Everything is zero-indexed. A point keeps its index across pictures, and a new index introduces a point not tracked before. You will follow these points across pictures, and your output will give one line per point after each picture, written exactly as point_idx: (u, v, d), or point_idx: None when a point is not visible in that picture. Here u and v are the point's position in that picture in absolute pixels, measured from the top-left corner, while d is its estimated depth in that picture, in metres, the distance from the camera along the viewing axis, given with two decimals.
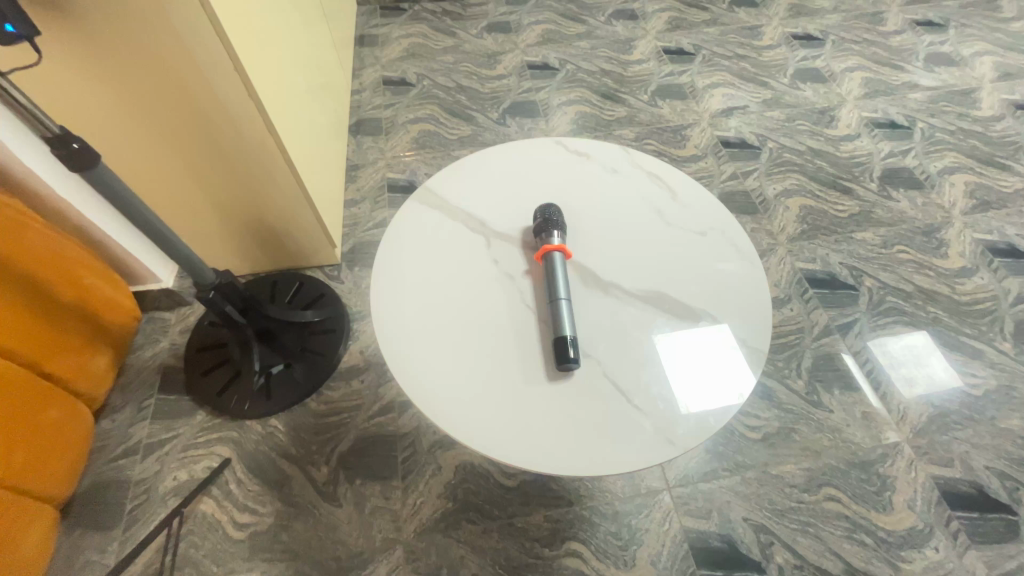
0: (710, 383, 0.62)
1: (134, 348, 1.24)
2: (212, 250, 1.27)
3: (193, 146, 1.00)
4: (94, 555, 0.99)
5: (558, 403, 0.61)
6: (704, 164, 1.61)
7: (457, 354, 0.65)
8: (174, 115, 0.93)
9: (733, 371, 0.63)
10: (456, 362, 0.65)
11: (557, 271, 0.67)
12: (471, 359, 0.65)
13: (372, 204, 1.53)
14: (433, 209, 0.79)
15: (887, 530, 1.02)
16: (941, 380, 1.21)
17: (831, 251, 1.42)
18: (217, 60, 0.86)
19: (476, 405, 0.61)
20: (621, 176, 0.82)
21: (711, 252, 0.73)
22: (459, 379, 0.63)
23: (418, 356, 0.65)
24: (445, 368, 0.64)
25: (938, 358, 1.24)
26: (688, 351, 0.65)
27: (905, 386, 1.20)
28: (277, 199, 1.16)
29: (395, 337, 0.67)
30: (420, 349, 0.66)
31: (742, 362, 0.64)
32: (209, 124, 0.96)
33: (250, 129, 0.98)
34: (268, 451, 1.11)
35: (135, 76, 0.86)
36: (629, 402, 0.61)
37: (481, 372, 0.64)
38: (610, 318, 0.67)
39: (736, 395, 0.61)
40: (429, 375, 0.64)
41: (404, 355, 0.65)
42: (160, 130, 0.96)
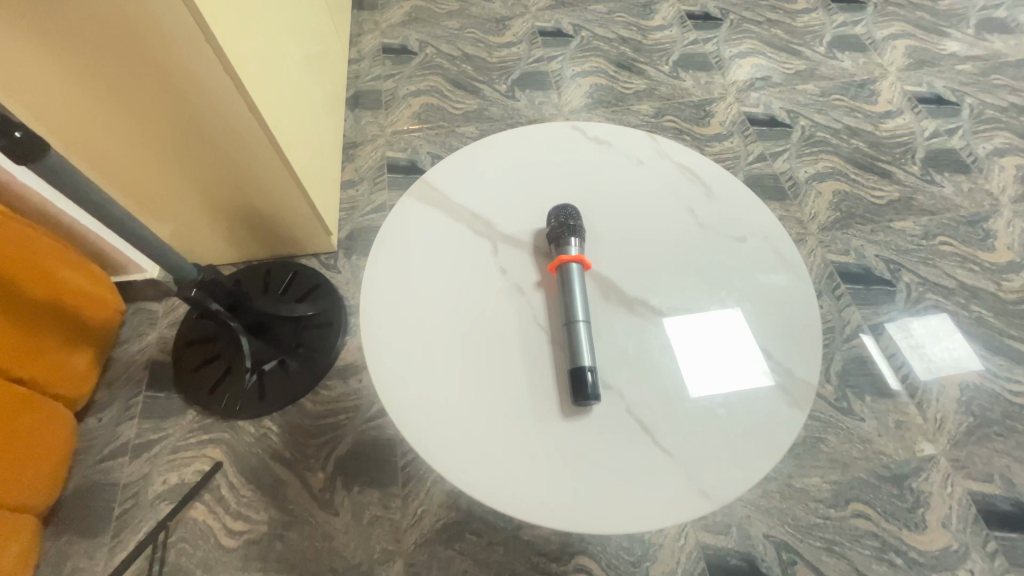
0: (746, 417, 0.54)
1: (121, 341, 1.18)
2: (198, 238, 1.18)
3: (169, 131, 0.90)
4: (83, 562, 0.95)
5: (573, 445, 0.53)
6: (730, 144, 1.48)
7: (456, 378, 0.57)
8: (144, 95, 0.83)
9: (777, 407, 0.54)
10: (454, 388, 0.57)
11: (574, 286, 0.58)
12: (472, 388, 0.57)
13: (371, 186, 1.42)
14: (434, 207, 0.69)
15: (919, 551, 0.95)
16: (964, 361, 1.15)
17: (867, 242, 1.31)
18: (194, 42, 0.76)
19: (476, 445, 0.53)
20: (648, 169, 0.72)
21: (752, 262, 0.64)
22: (456, 409, 0.55)
23: (410, 380, 0.57)
24: (441, 394, 0.56)
25: (959, 338, 1.18)
26: (702, 347, 0.58)
27: (922, 367, 1.14)
28: (265, 187, 1.06)
29: (385, 356, 0.59)
30: (413, 372, 0.58)
31: (789, 398, 0.55)
32: (184, 106, 0.85)
33: (232, 112, 0.88)
34: (261, 455, 1.05)
35: (98, 53, 0.76)
36: (655, 445, 0.53)
37: (483, 400, 0.56)
38: (635, 341, 0.58)
39: (780, 437, 0.53)
40: (423, 404, 0.56)
41: (395, 381, 0.57)
42: (129, 112, 0.86)
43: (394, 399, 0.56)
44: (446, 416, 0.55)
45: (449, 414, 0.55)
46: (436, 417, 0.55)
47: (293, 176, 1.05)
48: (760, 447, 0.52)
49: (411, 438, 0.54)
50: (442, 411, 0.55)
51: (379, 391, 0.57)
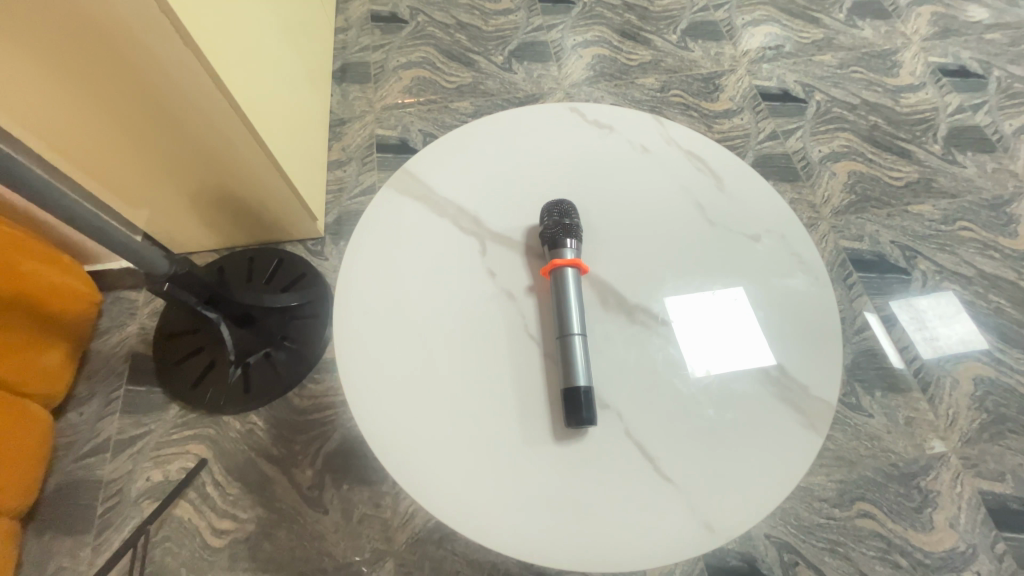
0: (755, 439, 0.49)
1: (100, 332, 1.13)
2: (178, 226, 1.12)
3: (129, 111, 0.82)
4: (66, 561, 0.93)
5: (566, 473, 0.49)
6: (740, 121, 1.39)
7: (439, 397, 0.52)
8: (100, 73, 0.75)
9: (789, 429, 0.50)
10: (436, 409, 0.52)
11: (569, 293, 0.52)
12: (455, 406, 0.52)
13: (359, 166, 1.34)
14: (415, 200, 0.63)
15: (925, 552, 0.93)
16: (967, 338, 1.11)
17: (882, 226, 1.24)
18: (156, 24, 0.69)
19: (459, 470, 0.49)
20: (654, 157, 0.65)
21: (767, 263, 0.58)
22: (438, 428, 0.51)
23: (389, 400, 0.52)
24: (422, 416, 0.51)
25: (962, 314, 1.14)
26: (706, 324, 0.55)
27: (927, 345, 1.11)
28: (241, 170, 0.98)
29: (361, 373, 0.53)
30: (392, 390, 0.53)
31: (806, 418, 0.50)
32: (142, 81, 0.77)
33: (195, 86, 0.79)
34: (247, 451, 1.02)
35: (52, 37, 0.69)
36: (656, 472, 0.48)
37: (468, 423, 0.51)
38: (636, 353, 0.53)
39: (793, 463, 0.48)
40: (401, 425, 0.51)
41: (371, 398, 0.52)
42: (89, 96, 0.78)
43: (371, 423, 0.51)
44: (428, 441, 0.50)
45: (431, 438, 0.50)
46: (417, 442, 0.50)
47: (271, 158, 0.97)
48: (772, 474, 0.48)
49: (391, 465, 0.49)
50: (424, 435, 0.50)
51: (354, 413, 0.52)
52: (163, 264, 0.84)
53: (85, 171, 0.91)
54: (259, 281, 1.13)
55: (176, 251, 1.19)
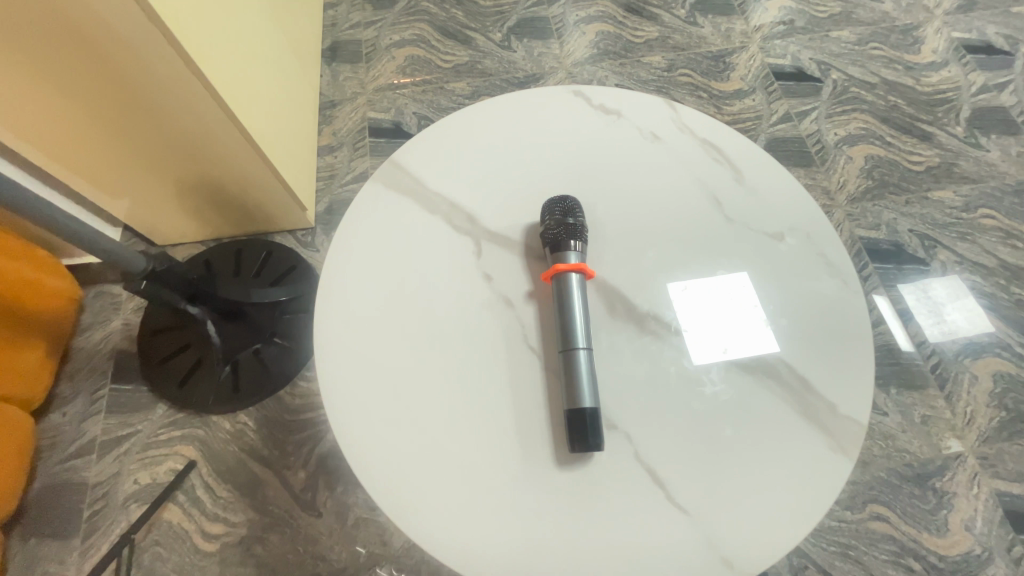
0: (777, 463, 0.45)
1: (82, 329, 1.08)
2: (161, 218, 1.06)
3: (98, 96, 0.75)
4: (52, 566, 0.90)
5: (570, 502, 0.44)
6: (751, 102, 1.32)
7: (430, 416, 0.48)
8: (65, 58, 0.68)
9: (813, 452, 0.45)
10: (428, 430, 0.47)
11: (574, 302, 0.47)
12: (446, 424, 0.47)
13: (351, 151, 1.27)
14: (404, 195, 0.58)
15: (940, 555, 0.90)
16: (974, 319, 1.08)
17: (900, 214, 1.18)
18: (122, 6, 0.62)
19: (451, 496, 0.45)
20: (666, 147, 0.59)
21: (790, 266, 0.53)
22: (428, 450, 0.47)
23: (376, 420, 0.48)
24: (412, 438, 0.47)
25: (974, 297, 1.10)
26: (712, 311, 0.51)
27: (934, 329, 1.07)
28: (223, 160, 0.91)
29: (344, 391, 0.48)
30: (379, 410, 0.48)
31: (833, 440, 0.45)
32: (108, 64, 0.70)
33: (165, 69, 0.71)
34: (238, 453, 0.98)
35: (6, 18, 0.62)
36: (668, 499, 0.44)
37: (464, 445, 0.47)
38: (648, 367, 0.48)
39: (817, 490, 0.44)
40: (387, 446, 0.47)
41: (354, 417, 0.48)
42: (54, 81, 0.72)
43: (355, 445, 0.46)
44: (420, 466, 0.46)
45: (423, 463, 0.46)
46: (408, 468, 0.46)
47: (255, 147, 0.90)
48: (796, 503, 0.44)
49: (379, 493, 0.45)
50: (415, 459, 0.46)
51: (338, 436, 0.47)
52: (139, 262, 0.79)
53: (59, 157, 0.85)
54: (247, 274, 1.07)
55: (160, 243, 1.13)
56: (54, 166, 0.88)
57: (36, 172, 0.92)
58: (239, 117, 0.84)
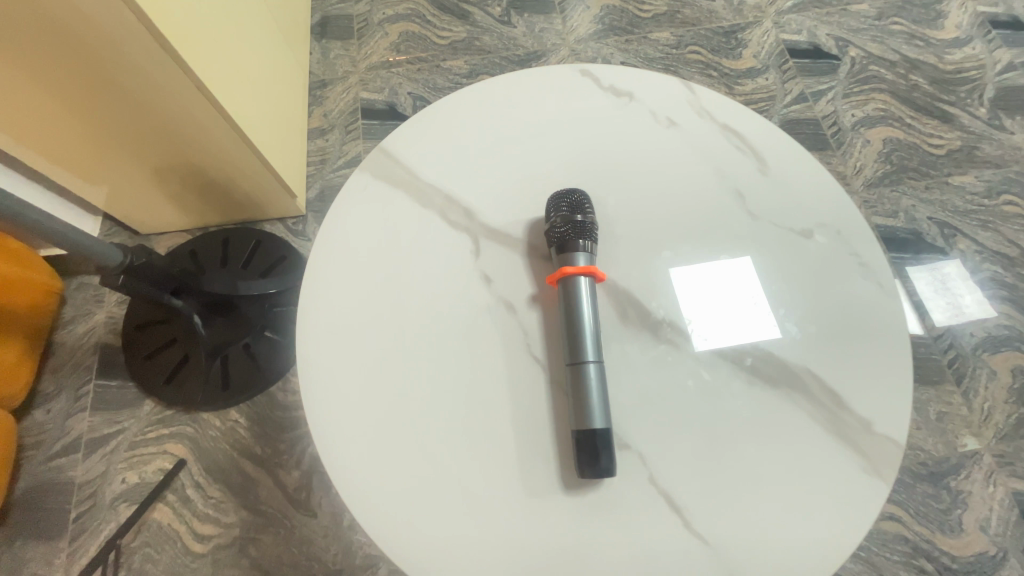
0: (803, 484, 0.41)
1: (64, 322, 1.04)
2: (142, 208, 1.00)
3: (64, 80, 0.68)
4: (40, 567, 0.87)
5: (577, 528, 0.41)
6: (764, 81, 1.24)
7: (422, 432, 0.45)
8: (27, 44, 0.62)
9: (844, 473, 0.41)
10: (419, 449, 0.44)
11: (582, 310, 0.43)
12: (440, 441, 0.44)
13: (343, 133, 1.20)
14: (396, 187, 0.53)
15: (953, 556, 0.87)
16: (979, 299, 1.04)
17: (919, 201, 1.12)
18: None
19: (443, 517, 0.42)
20: (683, 133, 0.54)
21: (819, 267, 0.48)
22: (420, 468, 0.44)
23: (364, 439, 0.45)
24: (402, 455, 0.44)
25: (994, 287, 1.05)
26: (714, 294, 0.47)
27: (940, 312, 1.03)
28: (206, 148, 0.85)
29: (330, 404, 0.45)
30: (366, 424, 0.45)
31: (867, 462, 0.41)
32: (76, 46, 0.63)
33: (137, 50, 0.65)
34: (228, 451, 0.95)
35: None
36: (683, 529, 0.41)
37: (457, 466, 0.44)
38: (662, 379, 0.44)
39: (846, 513, 0.40)
40: (376, 463, 0.44)
41: (340, 433, 0.45)
42: (16, 70, 0.65)
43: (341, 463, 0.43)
44: (410, 486, 0.43)
45: (413, 486, 0.43)
46: (397, 490, 0.43)
47: (239, 133, 0.84)
48: (825, 531, 0.40)
49: (366, 516, 0.42)
50: (404, 479, 0.43)
51: (323, 455, 0.44)
52: (116, 254, 0.73)
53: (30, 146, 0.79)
54: (235, 265, 1.01)
55: (143, 232, 1.07)
56: (24, 153, 0.82)
57: (5, 160, 0.86)
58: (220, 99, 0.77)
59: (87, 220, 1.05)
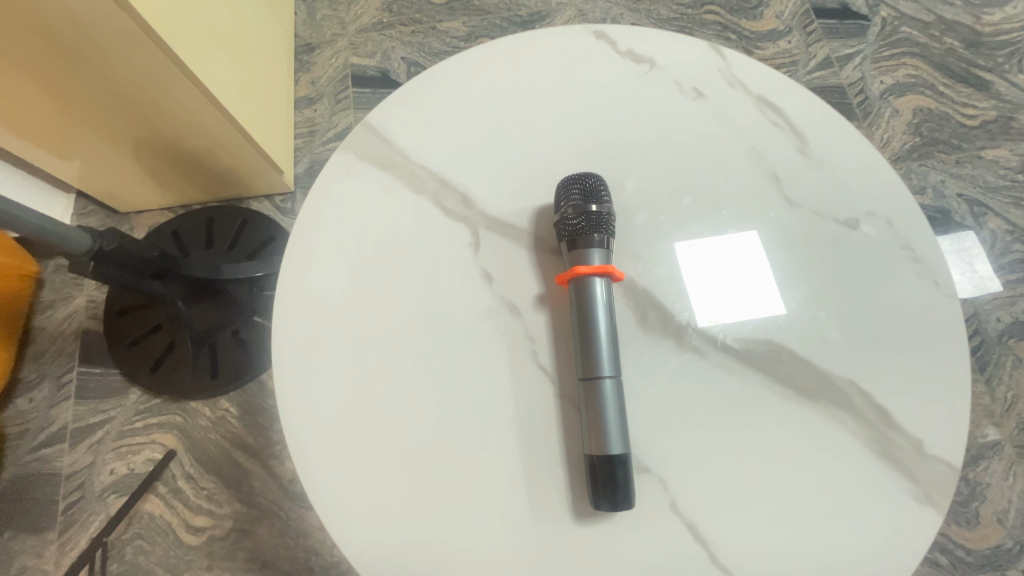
0: (835, 509, 0.39)
1: (43, 306, 0.98)
2: (118, 185, 0.91)
3: (23, 53, 0.60)
4: (30, 560, 0.84)
5: (594, 552, 0.39)
6: (786, 44, 1.12)
7: (413, 445, 0.41)
8: None
9: (876, 498, 0.39)
10: (410, 468, 0.41)
11: (597, 316, 0.39)
12: (432, 454, 0.41)
13: (332, 103, 1.09)
14: (383, 171, 0.47)
15: (967, 548, 0.83)
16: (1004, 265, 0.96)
17: (948, 175, 1.02)
18: None
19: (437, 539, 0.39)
20: (711, 105, 0.49)
21: (869, 260, 0.45)
22: (411, 484, 0.40)
23: (350, 456, 0.41)
24: (392, 472, 0.41)
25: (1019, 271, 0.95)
26: (721, 267, 0.45)
27: (966, 287, 0.95)
28: (186, 125, 0.77)
29: (312, 418, 0.41)
30: (352, 437, 0.41)
31: (900, 482, 0.40)
32: (25, 12, 0.54)
33: (95, 14, 0.56)
34: (221, 441, 0.91)
35: None
36: (714, 549, 0.38)
37: (452, 486, 0.40)
38: (686, 393, 0.42)
39: (885, 539, 0.38)
40: (362, 481, 0.40)
41: (323, 448, 0.41)
42: None
43: (324, 480, 0.40)
44: (400, 504, 0.40)
45: (405, 507, 0.40)
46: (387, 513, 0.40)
47: (220, 109, 0.76)
48: (861, 555, 0.38)
49: (354, 543, 0.39)
50: (394, 497, 0.40)
51: (305, 477, 0.40)
52: (84, 240, 0.67)
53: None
54: (221, 246, 0.95)
55: (122, 211, 0.99)
56: None
57: None
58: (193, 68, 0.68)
59: (59, 198, 0.97)
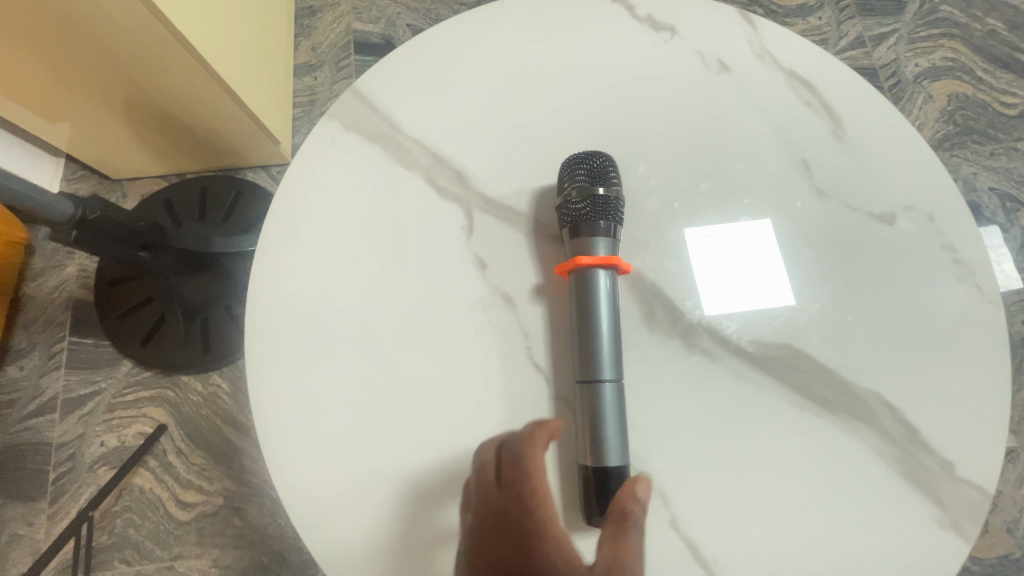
0: (852, 529, 0.36)
1: (35, 274, 0.93)
2: (112, 152, 0.87)
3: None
4: (20, 528, 0.82)
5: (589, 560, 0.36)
6: (816, 20, 1.00)
7: (393, 439, 0.39)
8: None
9: (897, 518, 0.36)
10: (389, 463, 0.38)
11: (600, 314, 0.36)
12: (413, 450, 0.39)
13: (333, 70, 1.01)
14: (374, 146, 0.44)
15: (975, 558, 0.77)
16: None
17: (981, 168, 0.92)
18: None
19: (414, 539, 0.37)
20: (738, 80, 0.45)
21: (905, 258, 0.41)
22: (389, 481, 0.38)
23: (326, 448, 0.38)
24: (369, 466, 0.38)
25: None
26: (738, 260, 0.41)
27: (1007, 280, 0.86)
28: (182, 92, 0.73)
29: (286, 406, 0.39)
30: (328, 429, 0.39)
31: (921, 503, 0.37)
32: None
33: None
34: (210, 417, 0.87)
35: None
36: (719, 566, 0.36)
37: (432, 489, 0.38)
38: (694, 398, 0.38)
39: (904, 563, 0.36)
40: (336, 475, 0.38)
41: (296, 440, 0.39)
42: None
43: (297, 473, 0.38)
44: (377, 501, 0.38)
45: (382, 504, 0.38)
46: (360, 515, 0.37)
47: (216, 78, 0.72)
48: None
49: (323, 543, 0.37)
50: (369, 493, 0.38)
51: (276, 469, 0.38)
52: (66, 207, 0.62)
53: None
54: (214, 218, 0.91)
55: (114, 177, 0.95)
56: None
57: None
58: (188, 36, 0.64)
59: (48, 161, 0.94)
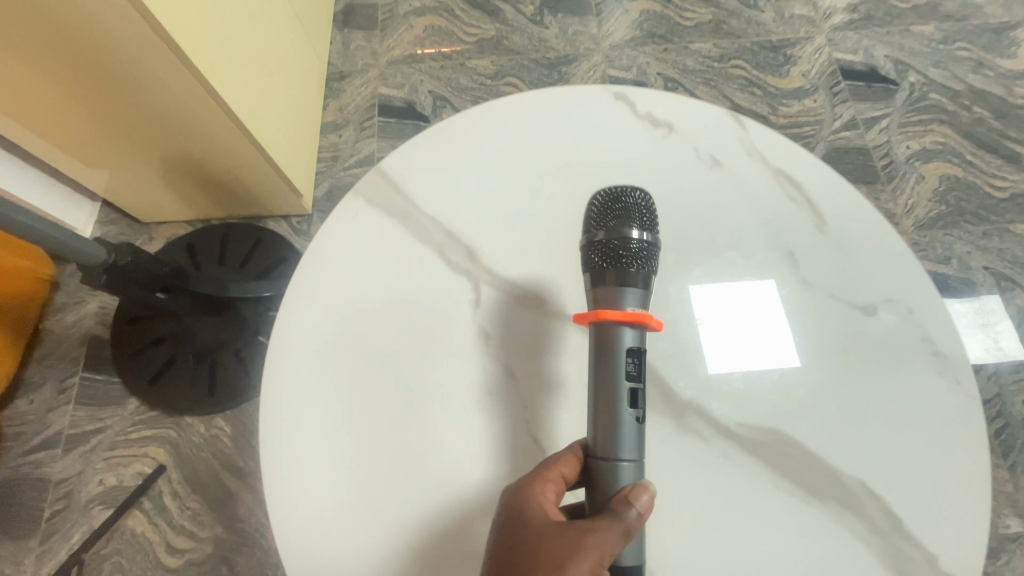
0: None
1: (55, 309, 0.96)
2: (147, 199, 0.93)
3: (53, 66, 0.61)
4: (8, 567, 0.81)
5: None
6: (811, 104, 1.05)
7: (385, 484, 0.41)
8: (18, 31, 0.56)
9: None
10: (377, 505, 0.40)
11: (620, 381, 0.35)
12: (403, 497, 0.40)
13: (357, 129, 1.07)
14: (393, 217, 0.47)
15: None
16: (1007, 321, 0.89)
17: (972, 246, 0.94)
18: None
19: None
20: (730, 174, 0.49)
21: (887, 349, 0.43)
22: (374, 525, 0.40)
23: (319, 485, 0.41)
24: (359, 506, 0.40)
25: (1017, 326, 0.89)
26: (733, 336, 0.43)
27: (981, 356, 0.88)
28: (214, 147, 0.79)
29: (288, 445, 0.41)
30: (323, 469, 0.41)
31: None
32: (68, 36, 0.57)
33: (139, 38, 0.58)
34: (209, 460, 0.87)
35: None
36: None
37: (417, 534, 0.40)
38: (683, 476, 0.40)
39: None
40: (325, 512, 0.40)
41: (294, 476, 0.41)
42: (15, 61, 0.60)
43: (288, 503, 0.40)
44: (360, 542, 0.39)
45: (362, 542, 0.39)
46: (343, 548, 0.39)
47: (247, 134, 0.78)
48: None
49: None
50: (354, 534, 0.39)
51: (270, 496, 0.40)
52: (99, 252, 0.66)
53: (36, 133, 0.74)
54: (232, 264, 0.95)
55: (144, 221, 1.01)
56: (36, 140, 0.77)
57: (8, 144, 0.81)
58: (223, 97, 0.70)
59: (84, 205, 0.99)
